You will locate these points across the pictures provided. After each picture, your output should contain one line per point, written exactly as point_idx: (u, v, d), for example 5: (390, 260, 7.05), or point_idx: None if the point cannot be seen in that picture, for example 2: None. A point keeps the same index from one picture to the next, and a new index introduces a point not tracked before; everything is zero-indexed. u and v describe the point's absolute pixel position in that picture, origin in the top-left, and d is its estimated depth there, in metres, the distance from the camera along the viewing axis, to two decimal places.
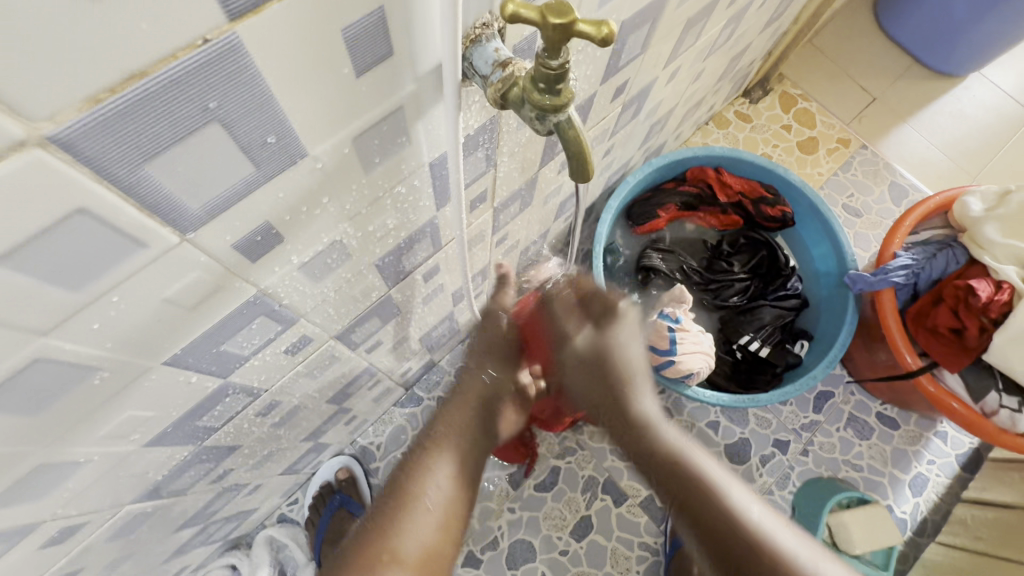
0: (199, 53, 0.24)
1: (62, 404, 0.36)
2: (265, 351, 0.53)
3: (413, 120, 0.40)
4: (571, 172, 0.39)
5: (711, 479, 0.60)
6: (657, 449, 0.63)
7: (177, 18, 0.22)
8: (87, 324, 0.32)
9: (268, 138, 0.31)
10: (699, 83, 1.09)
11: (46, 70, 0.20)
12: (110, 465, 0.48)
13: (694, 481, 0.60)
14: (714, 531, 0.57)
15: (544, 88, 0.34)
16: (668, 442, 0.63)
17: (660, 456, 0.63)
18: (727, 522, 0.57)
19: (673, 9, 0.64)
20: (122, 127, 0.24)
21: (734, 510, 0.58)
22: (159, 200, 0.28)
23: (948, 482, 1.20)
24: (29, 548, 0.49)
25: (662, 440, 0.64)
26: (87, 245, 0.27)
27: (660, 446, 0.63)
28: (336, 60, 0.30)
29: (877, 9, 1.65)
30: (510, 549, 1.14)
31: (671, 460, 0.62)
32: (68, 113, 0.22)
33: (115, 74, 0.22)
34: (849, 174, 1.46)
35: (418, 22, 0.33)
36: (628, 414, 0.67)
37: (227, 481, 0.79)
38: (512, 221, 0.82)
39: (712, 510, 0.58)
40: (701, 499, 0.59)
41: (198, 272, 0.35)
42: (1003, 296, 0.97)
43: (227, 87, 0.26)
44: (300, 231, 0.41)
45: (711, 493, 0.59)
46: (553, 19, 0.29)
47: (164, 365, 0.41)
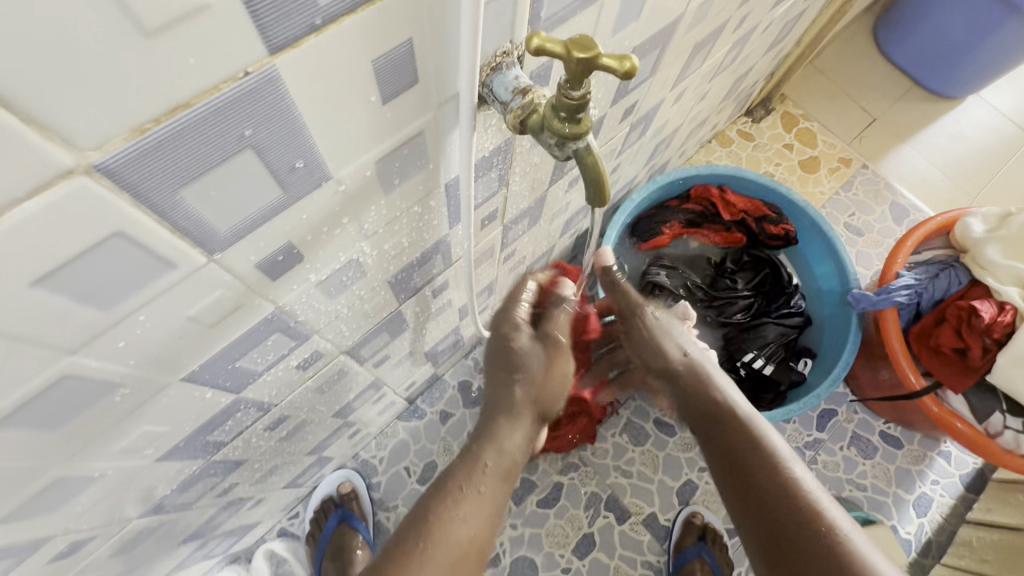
0: (240, 85, 0.25)
1: (83, 420, 0.37)
2: (278, 367, 0.53)
3: (432, 143, 0.41)
4: (587, 197, 0.40)
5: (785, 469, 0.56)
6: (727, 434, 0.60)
7: (221, 54, 0.23)
8: (113, 342, 0.32)
9: (297, 163, 0.32)
10: (704, 103, 1.11)
11: (100, 104, 0.21)
12: (122, 479, 0.48)
13: (763, 473, 0.56)
14: (778, 520, 0.53)
15: (564, 117, 0.35)
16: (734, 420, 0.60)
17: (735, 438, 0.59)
18: (800, 513, 0.53)
19: (682, 35, 0.66)
20: (164, 155, 0.25)
21: (807, 498, 0.53)
22: (191, 223, 0.29)
23: (952, 502, 1.20)
24: (37, 562, 0.49)
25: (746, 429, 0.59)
26: (119, 267, 0.28)
27: (736, 431, 0.60)
28: (365, 89, 0.31)
29: (876, 33, 1.69)
30: (512, 566, 1.13)
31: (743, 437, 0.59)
32: (115, 143, 0.22)
33: (161, 106, 0.23)
34: (850, 194, 1.48)
35: (444, 51, 0.34)
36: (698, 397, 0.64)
37: (232, 494, 0.79)
38: (520, 238, 0.83)
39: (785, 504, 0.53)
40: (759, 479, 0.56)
41: (222, 290, 0.36)
42: (1005, 318, 0.97)
43: (262, 116, 0.27)
44: (320, 251, 0.42)
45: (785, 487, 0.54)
46: (577, 53, 0.31)
47: (182, 381, 0.42)
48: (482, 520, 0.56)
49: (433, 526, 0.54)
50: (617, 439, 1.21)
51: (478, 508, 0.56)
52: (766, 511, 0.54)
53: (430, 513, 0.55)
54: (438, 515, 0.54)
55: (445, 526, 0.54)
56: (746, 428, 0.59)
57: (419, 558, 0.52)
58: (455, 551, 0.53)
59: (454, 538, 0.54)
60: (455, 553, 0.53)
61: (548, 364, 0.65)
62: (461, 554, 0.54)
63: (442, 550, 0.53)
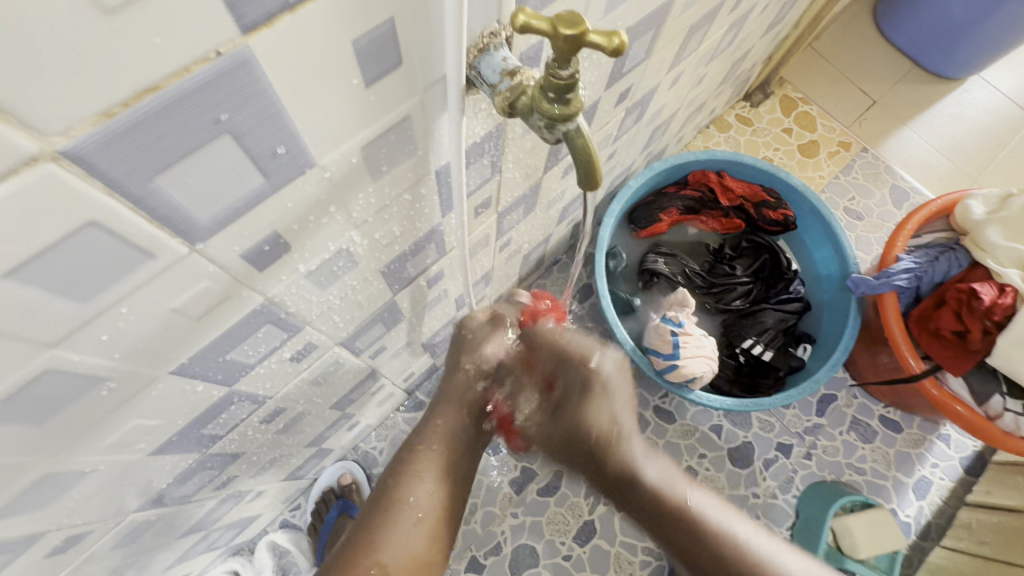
0: (211, 67, 0.24)
1: (69, 415, 0.36)
2: (271, 359, 0.53)
3: (421, 129, 0.40)
4: (579, 180, 0.39)
5: (701, 513, 0.55)
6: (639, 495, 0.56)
7: (190, 34, 0.22)
8: (96, 335, 0.32)
9: (278, 149, 0.31)
10: (701, 87, 1.09)
11: (66, 87, 0.20)
12: (116, 474, 0.48)
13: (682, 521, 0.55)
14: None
15: (553, 97, 0.34)
16: (643, 485, 0.57)
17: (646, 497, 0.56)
18: (727, 566, 0.53)
19: (676, 15, 0.64)
20: (132, 141, 0.24)
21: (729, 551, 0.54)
22: (170, 212, 0.28)
23: (952, 485, 1.20)
24: (33, 558, 0.49)
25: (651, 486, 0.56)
26: (97, 258, 0.27)
27: (640, 490, 0.57)
28: (347, 71, 0.30)
29: (877, 13, 1.66)
30: (513, 554, 1.13)
31: (655, 500, 0.56)
32: (81, 128, 0.22)
33: (129, 89, 0.22)
34: (850, 177, 1.47)
35: (429, 32, 0.33)
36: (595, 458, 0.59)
37: (230, 487, 0.79)
38: (515, 226, 0.82)
39: (718, 568, 0.54)
40: (688, 540, 0.54)
41: (207, 281, 0.35)
42: (1006, 300, 0.96)
43: (236, 99, 0.26)
44: (308, 240, 0.41)
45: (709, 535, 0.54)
46: (564, 29, 0.30)
47: (172, 374, 0.41)
48: (444, 483, 0.57)
49: (393, 490, 0.55)
50: None
51: (437, 471, 0.57)
52: (705, 567, 0.54)
53: (389, 478, 0.56)
54: (395, 478, 0.56)
55: (409, 494, 0.55)
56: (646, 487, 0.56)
57: (385, 523, 0.54)
58: (418, 512, 0.55)
59: (416, 501, 0.55)
60: (420, 514, 0.55)
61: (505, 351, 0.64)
62: (426, 516, 0.55)
63: (406, 512, 0.54)
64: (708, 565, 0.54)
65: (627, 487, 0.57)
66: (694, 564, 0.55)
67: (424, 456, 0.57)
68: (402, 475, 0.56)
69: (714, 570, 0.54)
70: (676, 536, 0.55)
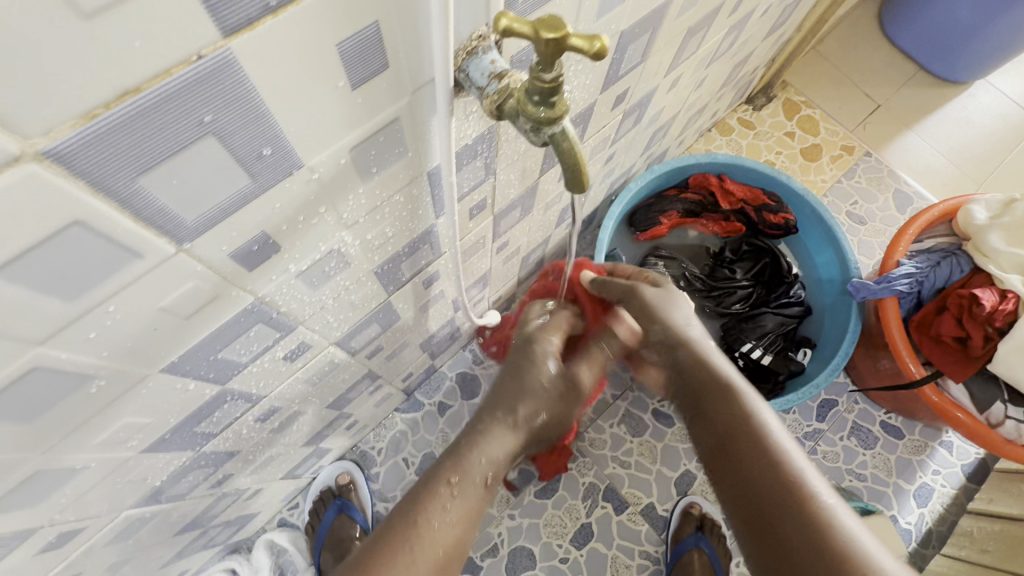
0: (194, 69, 0.24)
1: (59, 412, 0.37)
2: (264, 359, 0.53)
3: (410, 131, 0.41)
4: (566, 182, 0.39)
5: (779, 456, 0.54)
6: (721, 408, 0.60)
7: (171, 37, 0.22)
8: (83, 333, 0.32)
9: (264, 151, 0.31)
10: (701, 90, 1.09)
11: (45, 89, 0.21)
12: (108, 472, 0.48)
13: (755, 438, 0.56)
14: (761, 498, 0.53)
15: (537, 101, 0.34)
16: (725, 404, 0.60)
17: (724, 415, 0.59)
18: (791, 504, 0.51)
19: (672, 19, 0.64)
20: (115, 142, 0.24)
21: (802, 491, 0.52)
22: (155, 213, 0.29)
23: (953, 492, 1.19)
24: (27, 553, 0.49)
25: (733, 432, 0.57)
26: (81, 257, 0.28)
27: (720, 400, 0.60)
28: (331, 74, 0.30)
29: (881, 17, 1.66)
30: (510, 556, 1.13)
31: (728, 415, 0.59)
32: (63, 129, 0.22)
33: (111, 91, 0.22)
34: (852, 181, 1.46)
35: (415, 37, 0.33)
36: (689, 374, 0.64)
37: (227, 485, 0.79)
38: (512, 228, 0.82)
39: (779, 501, 0.52)
40: (751, 466, 0.55)
41: (195, 281, 0.36)
42: (1007, 306, 0.96)
43: (220, 101, 0.26)
44: (297, 242, 0.41)
45: (771, 466, 0.54)
46: (546, 33, 0.30)
47: (162, 372, 0.41)
48: (466, 525, 0.54)
49: (418, 524, 0.52)
50: (615, 430, 1.21)
51: (462, 511, 0.54)
52: (757, 513, 0.53)
53: (411, 516, 0.52)
54: (423, 518, 0.52)
55: (433, 528, 0.52)
56: (733, 404, 0.59)
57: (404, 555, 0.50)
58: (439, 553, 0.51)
59: (435, 540, 0.52)
60: (436, 555, 0.51)
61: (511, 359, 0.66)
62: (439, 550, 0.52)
63: (426, 549, 0.51)
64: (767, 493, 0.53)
65: (711, 400, 0.61)
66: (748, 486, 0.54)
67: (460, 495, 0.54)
68: (427, 514, 0.52)
69: (766, 498, 0.53)
70: (738, 451, 0.56)
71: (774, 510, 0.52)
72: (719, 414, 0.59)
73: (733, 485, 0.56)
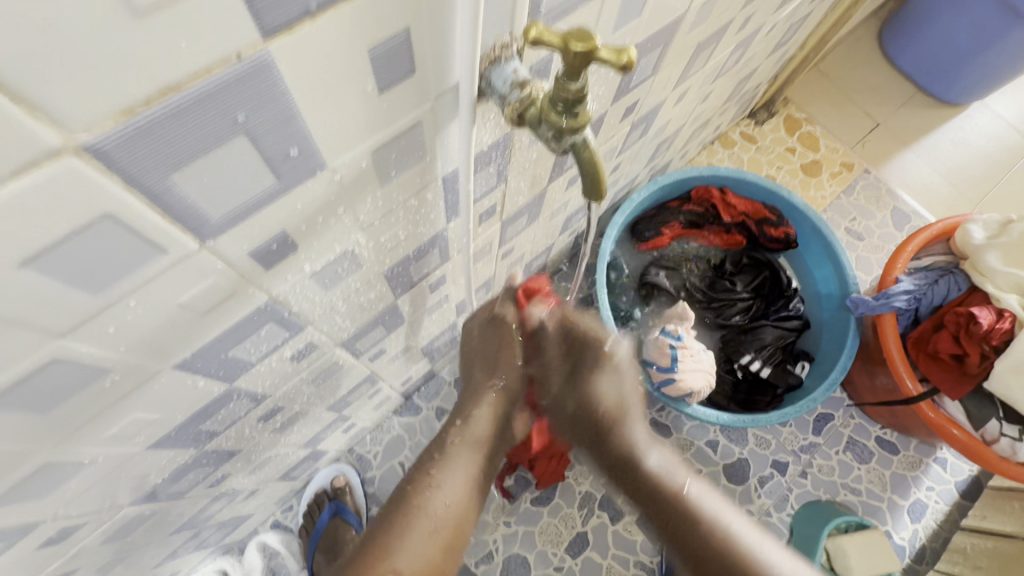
0: (233, 69, 0.25)
1: (73, 405, 0.36)
2: (271, 358, 0.53)
3: (430, 135, 0.41)
4: (584, 190, 0.40)
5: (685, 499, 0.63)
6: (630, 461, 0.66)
7: (216, 37, 0.23)
8: (103, 327, 0.32)
9: (291, 151, 0.31)
10: (706, 104, 1.10)
11: (91, 84, 0.21)
12: (113, 468, 0.48)
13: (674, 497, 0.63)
14: (696, 549, 0.60)
15: (561, 109, 0.35)
16: (631, 464, 0.66)
17: (636, 474, 0.66)
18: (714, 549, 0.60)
19: (684, 33, 0.65)
20: (152, 138, 0.24)
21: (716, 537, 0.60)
22: (183, 209, 0.29)
23: (947, 509, 1.20)
24: (26, 549, 0.48)
25: (643, 469, 0.65)
26: (108, 251, 0.28)
27: (629, 466, 0.66)
28: (361, 77, 0.31)
29: (882, 38, 1.68)
30: (505, 563, 1.13)
31: (643, 478, 0.65)
32: (104, 124, 0.22)
33: (152, 88, 0.23)
34: (851, 198, 1.48)
35: (442, 43, 0.34)
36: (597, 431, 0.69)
37: (224, 485, 0.78)
38: (519, 234, 0.83)
39: (713, 551, 0.59)
40: (682, 526, 0.61)
41: (215, 278, 0.36)
42: (1004, 325, 0.96)
43: (255, 101, 0.27)
44: (314, 242, 0.41)
45: (682, 512, 0.62)
46: (575, 45, 0.30)
47: (174, 368, 0.41)
48: (462, 498, 0.61)
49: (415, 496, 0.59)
50: None
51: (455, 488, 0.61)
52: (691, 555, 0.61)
53: (409, 485, 0.60)
54: (416, 486, 0.60)
55: (430, 506, 0.59)
56: (640, 464, 0.66)
57: (402, 523, 0.58)
58: (434, 520, 0.59)
59: (432, 510, 0.59)
60: (433, 523, 0.59)
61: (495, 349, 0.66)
62: (442, 524, 0.59)
63: (424, 519, 0.59)
64: (697, 543, 0.61)
65: (619, 465, 0.67)
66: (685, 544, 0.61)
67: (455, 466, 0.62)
68: (424, 487, 0.60)
69: (696, 549, 0.60)
70: (667, 514, 0.63)
71: (711, 562, 0.59)
72: (632, 472, 0.66)
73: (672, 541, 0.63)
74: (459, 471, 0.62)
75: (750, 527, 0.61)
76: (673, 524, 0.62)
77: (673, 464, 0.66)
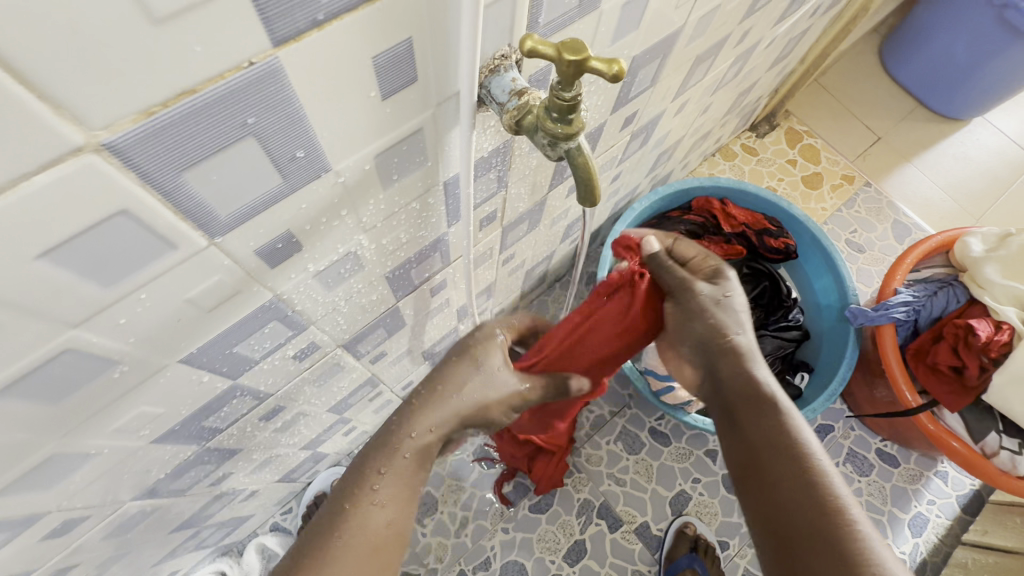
0: (244, 74, 0.26)
1: (82, 396, 0.38)
2: (274, 356, 0.54)
3: (432, 141, 0.43)
4: (579, 195, 0.42)
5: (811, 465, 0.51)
6: (751, 421, 0.55)
7: (229, 44, 0.24)
8: (113, 319, 0.34)
9: (297, 153, 0.33)
10: (706, 116, 1.12)
11: (112, 87, 0.22)
12: (117, 461, 0.49)
13: (794, 469, 0.51)
14: (792, 522, 0.48)
15: (556, 117, 0.36)
16: (784, 428, 0.54)
17: (758, 429, 0.54)
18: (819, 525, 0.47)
19: (682, 47, 0.67)
20: (167, 138, 0.26)
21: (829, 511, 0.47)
22: (194, 206, 0.31)
23: (949, 523, 1.19)
24: (30, 539, 0.49)
25: (774, 429, 0.53)
26: (122, 245, 0.29)
27: (766, 420, 0.54)
28: (365, 83, 0.32)
29: (883, 54, 1.70)
30: (502, 570, 1.12)
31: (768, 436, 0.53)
32: (124, 124, 0.24)
33: (168, 92, 0.24)
34: (852, 211, 1.49)
35: (443, 52, 0.35)
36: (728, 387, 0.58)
37: (224, 484, 0.79)
38: (519, 241, 0.84)
39: (820, 525, 0.47)
40: (783, 490, 0.50)
41: (221, 275, 0.37)
42: (1002, 337, 0.97)
43: (263, 105, 0.28)
44: (318, 242, 0.43)
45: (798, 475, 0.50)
46: (569, 55, 0.32)
47: (180, 363, 0.43)
48: (401, 504, 0.52)
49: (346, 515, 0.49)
50: (611, 447, 1.22)
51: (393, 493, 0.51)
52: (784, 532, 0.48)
53: (345, 501, 0.50)
54: (355, 502, 0.50)
55: (365, 519, 0.50)
56: (776, 417, 0.54)
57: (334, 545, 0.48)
58: (374, 540, 0.50)
59: (373, 529, 0.50)
60: (374, 540, 0.50)
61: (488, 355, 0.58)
62: (382, 540, 0.50)
63: (359, 537, 0.49)
64: (799, 513, 0.48)
65: (747, 413, 0.55)
66: (778, 515, 0.49)
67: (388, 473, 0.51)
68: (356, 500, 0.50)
69: (795, 524, 0.48)
70: (773, 470, 0.51)
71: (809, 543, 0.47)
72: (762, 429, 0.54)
73: (762, 512, 0.51)
74: (396, 478, 0.51)
75: (864, 514, 0.48)
76: (769, 489, 0.51)
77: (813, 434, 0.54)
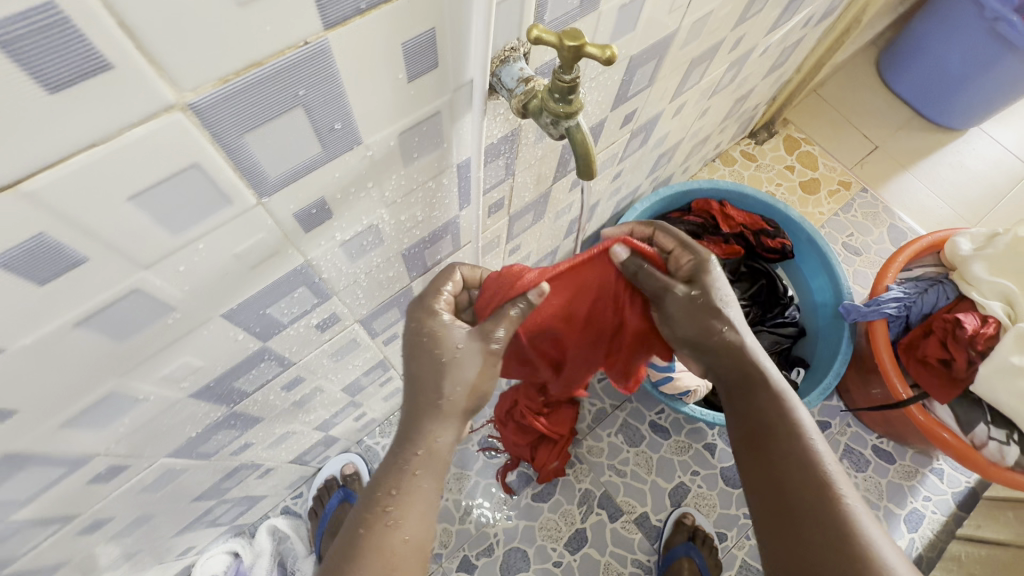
0: (300, 51, 0.32)
1: (140, 339, 0.43)
2: (300, 323, 0.60)
3: (448, 124, 0.48)
4: (578, 169, 0.47)
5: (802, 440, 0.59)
6: (749, 402, 0.63)
7: (291, 25, 0.30)
8: (174, 266, 0.39)
9: (335, 125, 0.39)
10: (704, 120, 1.18)
11: (201, 56, 0.28)
12: (158, 411, 0.54)
13: (788, 443, 0.59)
14: (785, 489, 0.57)
15: (558, 98, 0.42)
16: (778, 406, 0.61)
17: (755, 406, 0.62)
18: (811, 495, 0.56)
19: (677, 49, 0.73)
20: (236, 103, 0.32)
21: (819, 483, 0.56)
22: (249, 165, 0.36)
23: (944, 519, 1.21)
24: (78, 482, 0.54)
25: (764, 406, 0.62)
26: (190, 195, 0.35)
27: (760, 397, 0.62)
28: (395, 66, 0.38)
29: (880, 66, 1.76)
30: (505, 557, 1.16)
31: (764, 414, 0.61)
32: (206, 88, 0.30)
33: (241, 62, 0.30)
34: (849, 215, 1.53)
35: (461, 41, 0.41)
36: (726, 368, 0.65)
37: (243, 456, 0.84)
38: (525, 231, 0.90)
39: (812, 492, 0.55)
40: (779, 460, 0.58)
41: (264, 234, 0.43)
42: (988, 330, 1.00)
43: (312, 80, 0.34)
44: (346, 211, 0.48)
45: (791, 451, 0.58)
46: (568, 41, 0.37)
47: (222, 317, 0.48)
48: (419, 524, 0.55)
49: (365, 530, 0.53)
50: (612, 439, 1.26)
51: (410, 513, 0.55)
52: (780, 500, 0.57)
53: (360, 527, 0.54)
54: (369, 526, 0.54)
55: (384, 534, 0.53)
56: (769, 396, 0.62)
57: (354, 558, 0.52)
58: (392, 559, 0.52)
59: (392, 546, 0.53)
60: (393, 556, 0.53)
61: (481, 358, 0.57)
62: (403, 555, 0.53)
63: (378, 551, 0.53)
64: (792, 483, 0.57)
65: (746, 392, 0.63)
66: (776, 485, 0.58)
67: (404, 492, 0.55)
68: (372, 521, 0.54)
69: (789, 492, 0.57)
70: (772, 445, 0.59)
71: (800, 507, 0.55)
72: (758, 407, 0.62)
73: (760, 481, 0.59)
74: (410, 495, 0.56)
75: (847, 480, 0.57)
76: (769, 460, 0.59)
77: (804, 411, 0.62)
